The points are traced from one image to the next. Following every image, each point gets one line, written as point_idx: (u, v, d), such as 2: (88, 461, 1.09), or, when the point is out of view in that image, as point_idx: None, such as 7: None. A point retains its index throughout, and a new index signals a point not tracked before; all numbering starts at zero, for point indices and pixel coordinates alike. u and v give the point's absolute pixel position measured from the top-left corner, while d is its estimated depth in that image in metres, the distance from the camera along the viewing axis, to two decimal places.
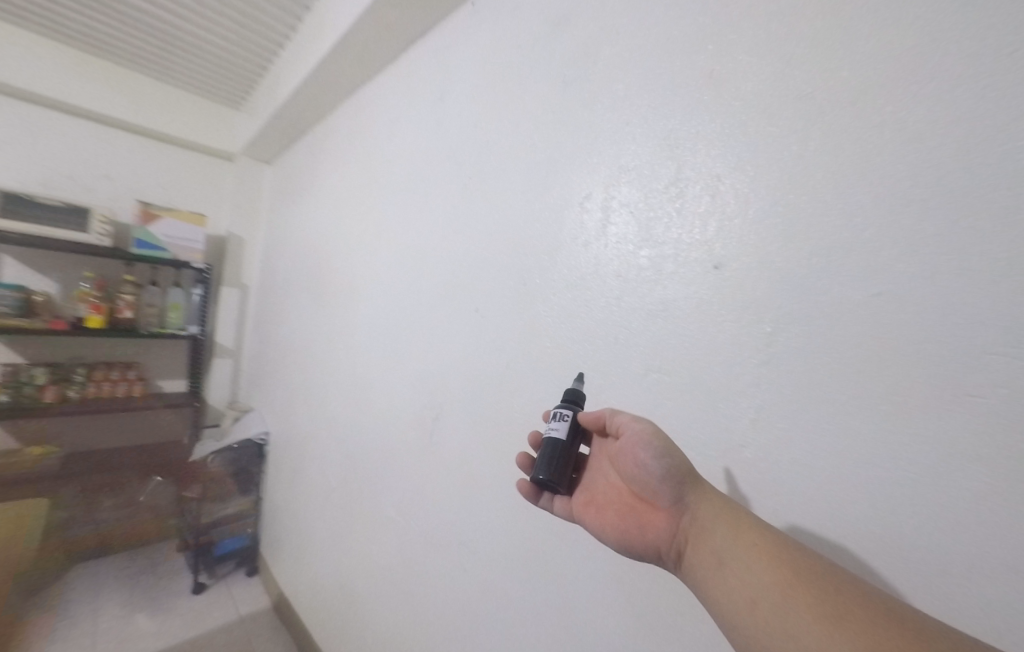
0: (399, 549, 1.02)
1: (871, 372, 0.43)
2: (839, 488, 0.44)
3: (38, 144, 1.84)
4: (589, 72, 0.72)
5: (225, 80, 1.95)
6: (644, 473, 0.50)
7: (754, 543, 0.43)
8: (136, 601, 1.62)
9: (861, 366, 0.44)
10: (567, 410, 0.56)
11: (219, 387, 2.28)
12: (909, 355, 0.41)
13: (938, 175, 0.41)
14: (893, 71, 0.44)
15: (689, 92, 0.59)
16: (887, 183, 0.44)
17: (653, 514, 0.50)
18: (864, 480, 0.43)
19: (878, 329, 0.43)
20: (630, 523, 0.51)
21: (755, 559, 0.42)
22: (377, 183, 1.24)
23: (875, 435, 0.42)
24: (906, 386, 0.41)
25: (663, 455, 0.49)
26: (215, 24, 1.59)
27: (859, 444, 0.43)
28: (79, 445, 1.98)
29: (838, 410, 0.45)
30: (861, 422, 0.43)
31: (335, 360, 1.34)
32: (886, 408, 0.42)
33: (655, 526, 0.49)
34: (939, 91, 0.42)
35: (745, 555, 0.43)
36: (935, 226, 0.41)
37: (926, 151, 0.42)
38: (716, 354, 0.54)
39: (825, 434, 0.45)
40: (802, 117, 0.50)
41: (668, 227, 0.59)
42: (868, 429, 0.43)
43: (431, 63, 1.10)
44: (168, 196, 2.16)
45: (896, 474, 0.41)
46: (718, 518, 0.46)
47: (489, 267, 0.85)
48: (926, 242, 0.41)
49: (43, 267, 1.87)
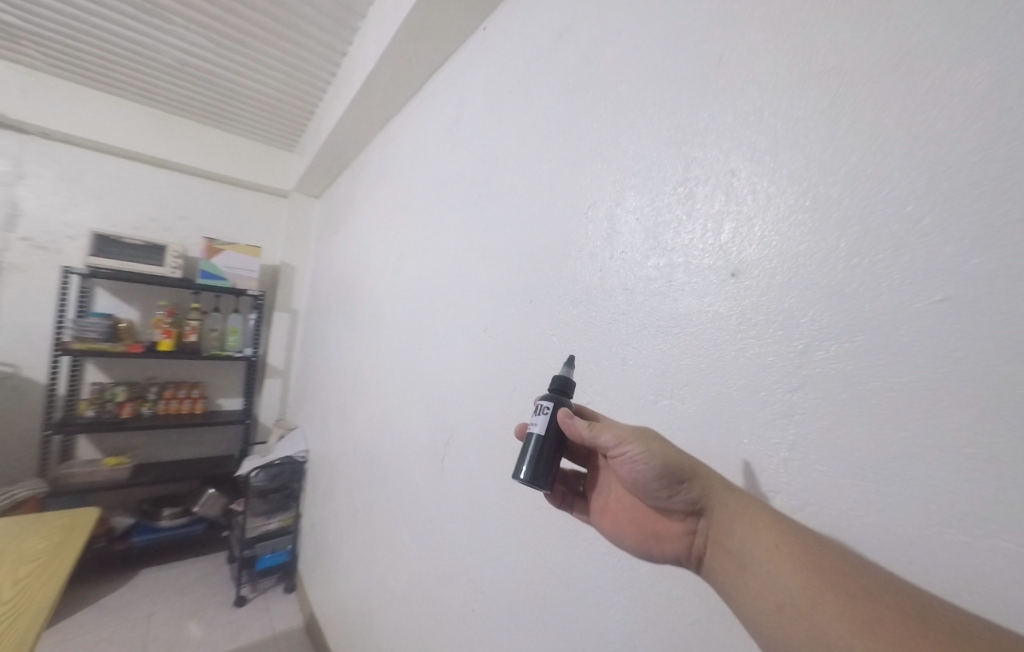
0: (410, 581, 0.98)
1: (937, 401, 0.33)
2: (900, 552, 0.34)
3: (129, 192, 2.11)
4: (591, 78, 0.68)
5: (280, 126, 2.13)
6: (648, 489, 0.43)
7: (775, 542, 0.37)
8: (185, 611, 1.69)
9: (922, 395, 0.34)
10: (547, 402, 0.47)
11: (269, 406, 2.40)
12: (991, 379, 0.31)
13: (1015, 144, 0.32)
14: (944, 26, 0.36)
15: (698, 84, 0.53)
16: (946, 160, 0.34)
17: (666, 523, 0.43)
18: (934, 547, 0.32)
19: (944, 344, 0.33)
20: (644, 533, 0.45)
21: (779, 563, 0.36)
22: (401, 208, 1.27)
23: (947, 487, 0.32)
24: (988, 419, 0.31)
25: (663, 468, 0.41)
26: (268, 78, 1.75)
27: (925, 499, 0.33)
28: (149, 457, 2.15)
29: (893, 450, 0.35)
30: (926, 469, 0.33)
31: (363, 382, 1.36)
32: (961, 449, 0.32)
33: (669, 535, 0.43)
34: (1008, 42, 0.33)
35: (766, 557, 0.37)
36: (1016, 208, 0.31)
37: (997, 116, 0.33)
38: (735, 379, 0.44)
39: (879, 482, 0.35)
40: (830, 93, 0.42)
41: (678, 232, 0.52)
42: (935, 480, 0.33)
43: (448, 90, 1.12)
44: (232, 231, 2.37)
45: (981, 539, 0.30)
46: (734, 517, 0.39)
47: (496, 284, 0.81)
48: (1006, 230, 0.32)
49: (127, 297, 2.07)
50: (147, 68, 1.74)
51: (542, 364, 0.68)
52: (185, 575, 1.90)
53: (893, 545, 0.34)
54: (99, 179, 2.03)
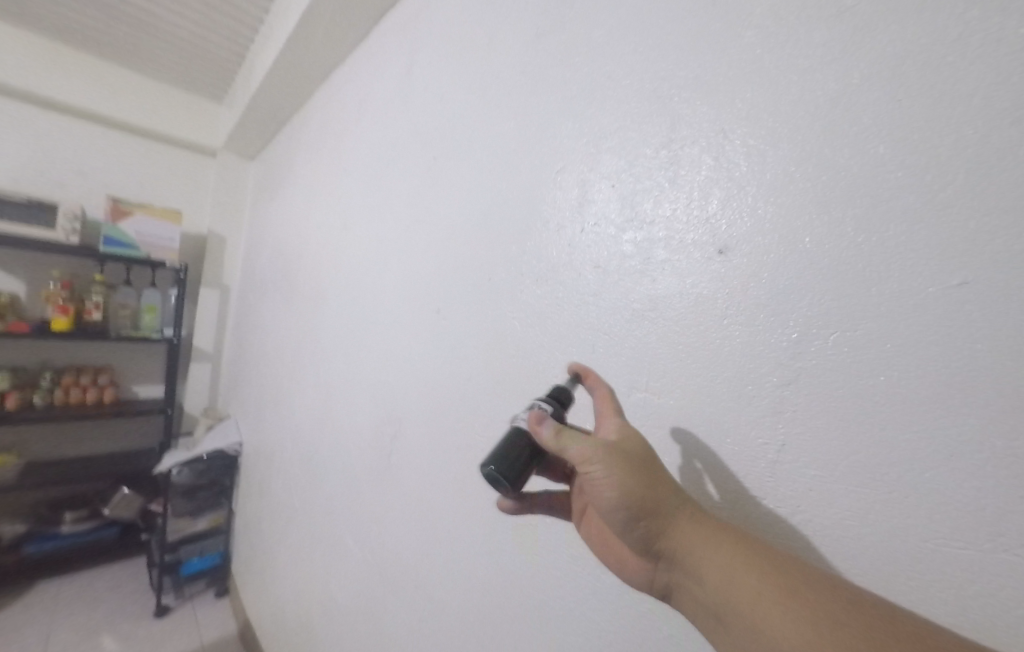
0: (355, 587, 0.88)
1: (930, 394, 0.30)
2: (888, 553, 0.31)
3: (8, 138, 1.75)
4: (564, 19, 0.59)
5: (203, 71, 1.85)
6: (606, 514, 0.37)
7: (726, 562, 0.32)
8: (92, 626, 1.48)
9: (954, 396, 0.29)
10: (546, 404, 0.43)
11: (195, 394, 2.16)
12: (984, 368, 0.28)
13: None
14: None
15: (687, 27, 0.45)
16: (954, 126, 0.30)
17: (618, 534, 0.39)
18: (969, 585, 0.28)
19: (943, 331, 0.30)
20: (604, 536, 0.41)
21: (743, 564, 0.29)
22: (347, 172, 1.13)
23: (980, 514, 0.28)
24: (984, 411, 0.28)
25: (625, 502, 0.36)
26: (183, 8, 1.49)
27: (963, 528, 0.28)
28: (46, 452, 1.86)
29: (880, 446, 0.31)
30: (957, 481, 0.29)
31: (304, 364, 1.22)
32: (952, 450, 0.29)
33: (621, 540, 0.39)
34: None
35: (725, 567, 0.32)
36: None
37: (1017, 69, 0.28)
38: (724, 369, 0.39)
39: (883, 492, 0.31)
40: (839, 38, 0.36)
41: (659, 202, 0.45)
42: (967, 495, 0.28)
43: (399, 34, 0.98)
44: (147, 193, 2.06)
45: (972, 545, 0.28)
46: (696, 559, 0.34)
47: (453, 255, 0.72)
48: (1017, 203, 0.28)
49: (9, 266, 1.74)
50: None
51: (501, 349, 0.60)
52: (95, 584, 1.69)
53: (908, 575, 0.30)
54: None
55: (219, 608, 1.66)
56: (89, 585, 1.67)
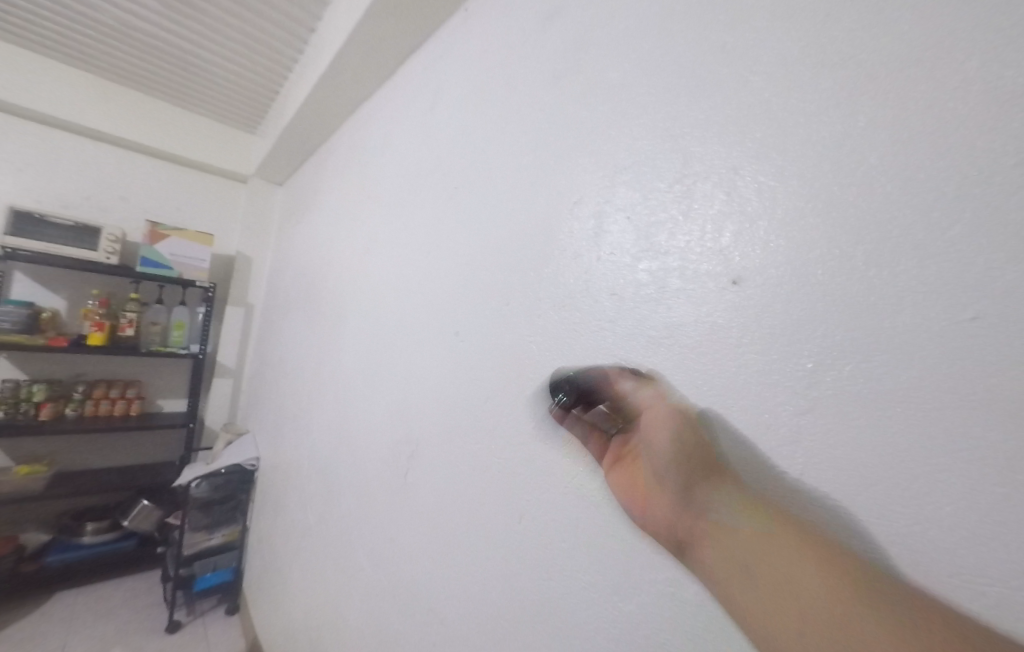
0: (367, 608, 0.87)
1: (946, 428, 0.30)
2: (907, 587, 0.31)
3: (59, 165, 1.87)
4: (579, 65, 0.62)
5: (239, 105, 1.97)
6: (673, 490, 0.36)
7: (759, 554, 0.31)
8: (107, 638, 1.50)
9: (967, 430, 0.29)
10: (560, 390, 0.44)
11: (216, 408, 2.21)
12: (997, 403, 0.29)
13: None
14: (960, 28, 0.33)
15: (698, 71, 0.48)
16: (959, 168, 0.31)
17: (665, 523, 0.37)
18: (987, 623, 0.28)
19: (957, 365, 0.30)
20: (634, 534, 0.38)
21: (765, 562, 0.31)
22: (370, 200, 1.18)
23: (991, 549, 0.28)
24: (999, 446, 0.28)
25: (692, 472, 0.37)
26: (223, 48, 1.60)
27: (980, 560, 0.28)
28: (73, 463, 1.92)
29: (897, 480, 0.32)
30: (979, 516, 0.28)
31: (323, 383, 1.25)
32: (970, 485, 0.29)
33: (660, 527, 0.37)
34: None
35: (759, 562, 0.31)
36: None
37: (1016, 117, 0.30)
38: (739, 398, 0.40)
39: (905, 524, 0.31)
40: (843, 85, 0.38)
41: (673, 234, 0.47)
42: (986, 530, 0.28)
43: (425, 73, 1.04)
44: (182, 217, 2.17)
45: (993, 581, 0.28)
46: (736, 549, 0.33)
47: (472, 279, 0.74)
48: (1023, 242, 0.29)
49: (54, 284, 1.84)
50: (80, 26, 1.55)
51: (518, 373, 0.62)
52: (111, 597, 1.71)
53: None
54: (21, 151, 1.80)
55: (230, 626, 1.66)
56: (107, 597, 1.69)
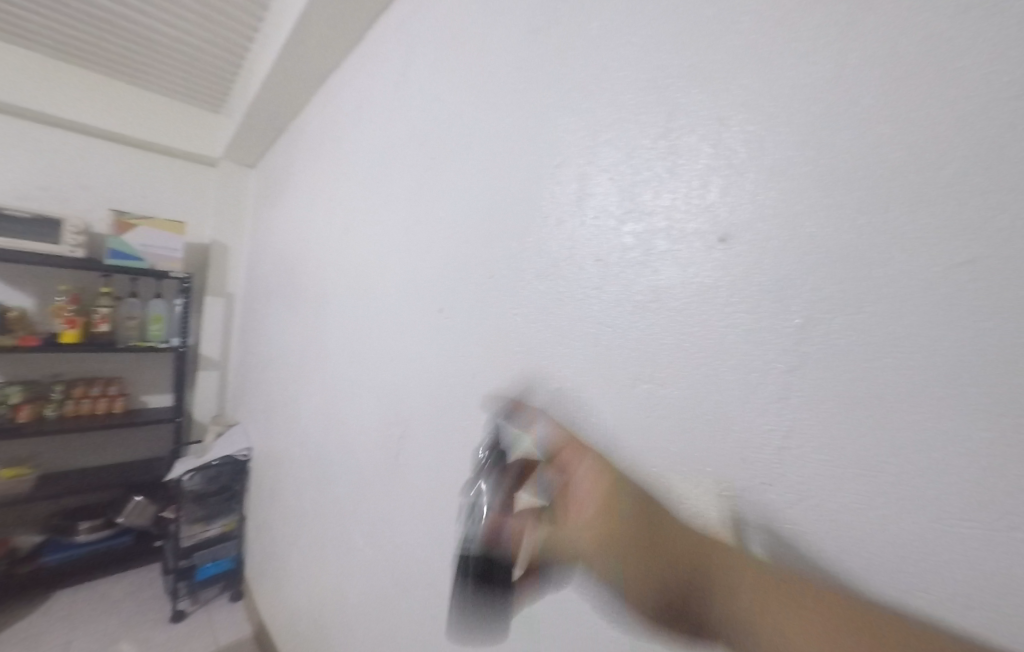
0: (368, 590, 0.88)
1: (938, 374, 0.30)
2: (897, 536, 0.30)
3: (12, 154, 1.77)
4: (556, 17, 0.59)
5: (202, 82, 1.87)
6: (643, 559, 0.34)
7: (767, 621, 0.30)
8: (110, 633, 1.50)
9: (962, 376, 0.29)
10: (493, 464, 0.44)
11: (203, 401, 2.17)
12: (990, 346, 0.28)
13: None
14: None
15: (680, 16, 0.45)
16: (955, 103, 0.30)
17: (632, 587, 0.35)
18: (974, 563, 0.28)
19: (947, 311, 0.29)
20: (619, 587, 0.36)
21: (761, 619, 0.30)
22: (346, 176, 1.13)
23: (982, 495, 0.28)
24: (993, 389, 0.28)
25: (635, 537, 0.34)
26: (179, 19, 1.50)
27: (972, 503, 0.28)
28: (59, 464, 1.88)
29: (889, 430, 0.31)
30: (971, 462, 0.28)
31: (309, 369, 1.23)
32: (963, 431, 0.29)
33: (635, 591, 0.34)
34: None
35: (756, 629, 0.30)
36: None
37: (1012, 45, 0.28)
38: (729, 359, 0.39)
39: (899, 476, 0.31)
40: (835, 22, 0.35)
41: (658, 192, 0.45)
42: (974, 473, 0.28)
43: (394, 36, 0.98)
44: (150, 206, 2.07)
45: (983, 524, 0.28)
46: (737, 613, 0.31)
47: (455, 253, 0.72)
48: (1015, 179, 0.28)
49: (19, 281, 1.76)
50: None
51: (504, 348, 0.61)
52: (111, 593, 1.71)
53: (917, 566, 0.30)
54: None
55: (233, 612, 1.68)
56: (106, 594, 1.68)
